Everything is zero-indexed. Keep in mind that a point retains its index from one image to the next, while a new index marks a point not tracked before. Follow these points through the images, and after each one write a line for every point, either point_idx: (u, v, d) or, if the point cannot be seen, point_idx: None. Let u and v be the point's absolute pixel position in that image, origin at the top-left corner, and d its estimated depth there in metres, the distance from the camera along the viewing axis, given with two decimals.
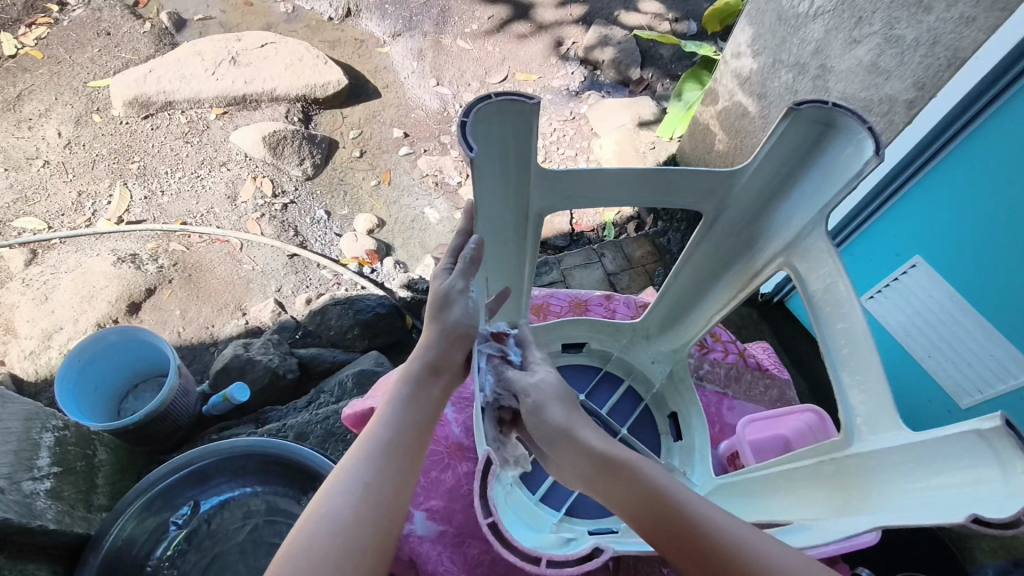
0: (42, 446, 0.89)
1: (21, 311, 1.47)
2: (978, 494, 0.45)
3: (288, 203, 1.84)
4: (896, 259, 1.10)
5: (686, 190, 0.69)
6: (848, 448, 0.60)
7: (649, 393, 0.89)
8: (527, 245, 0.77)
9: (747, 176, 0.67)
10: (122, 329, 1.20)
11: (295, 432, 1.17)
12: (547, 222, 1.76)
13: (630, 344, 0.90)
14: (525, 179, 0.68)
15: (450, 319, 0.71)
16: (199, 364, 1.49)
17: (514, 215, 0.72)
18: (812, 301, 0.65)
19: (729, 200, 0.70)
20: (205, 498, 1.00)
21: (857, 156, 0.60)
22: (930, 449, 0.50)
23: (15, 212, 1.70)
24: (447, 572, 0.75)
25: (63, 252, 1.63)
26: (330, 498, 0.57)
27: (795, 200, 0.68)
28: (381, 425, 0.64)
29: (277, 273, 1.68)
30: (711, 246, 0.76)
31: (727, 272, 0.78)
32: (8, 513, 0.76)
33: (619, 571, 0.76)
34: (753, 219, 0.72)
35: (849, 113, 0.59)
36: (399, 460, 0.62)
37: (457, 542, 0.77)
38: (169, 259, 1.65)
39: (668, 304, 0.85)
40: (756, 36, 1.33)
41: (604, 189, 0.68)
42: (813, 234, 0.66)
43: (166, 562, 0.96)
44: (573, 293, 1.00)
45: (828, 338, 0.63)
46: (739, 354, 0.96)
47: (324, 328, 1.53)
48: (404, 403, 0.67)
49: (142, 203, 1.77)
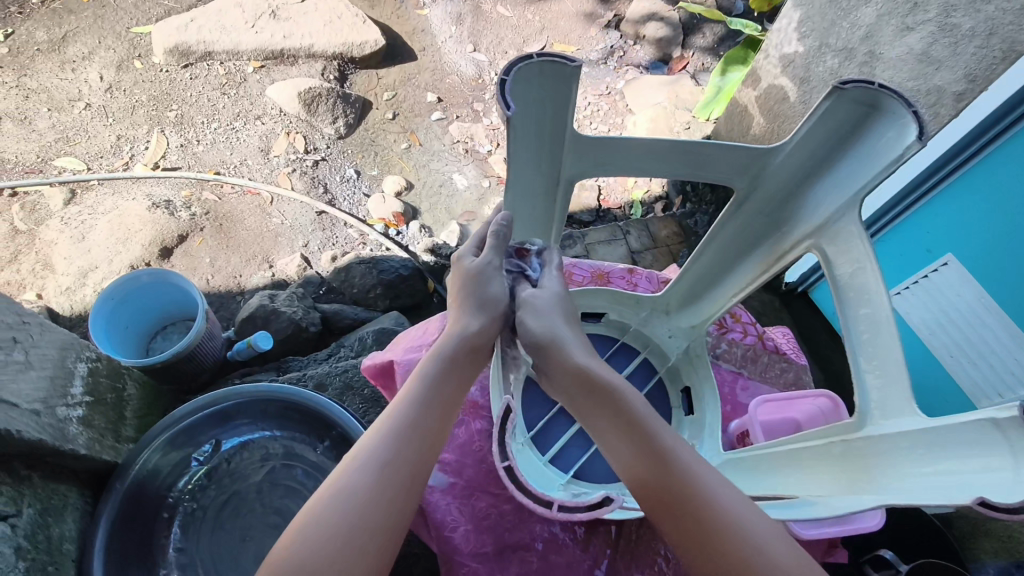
0: (76, 374, 0.92)
1: (59, 248, 1.53)
2: (987, 478, 0.46)
3: (319, 159, 1.85)
4: (926, 257, 1.09)
5: (721, 164, 0.68)
6: (859, 431, 0.60)
7: (663, 366, 0.90)
8: (555, 211, 0.77)
9: (783, 155, 0.66)
10: (154, 271, 1.24)
11: (315, 382, 1.22)
12: (574, 196, 1.77)
13: (649, 317, 0.90)
14: (558, 146, 0.68)
15: (488, 293, 0.76)
16: (226, 312, 1.53)
17: (545, 180, 0.72)
18: (837, 284, 0.65)
19: (763, 178, 0.69)
20: (227, 438, 1.05)
21: (897, 141, 0.59)
22: (944, 437, 0.50)
23: (56, 151, 1.74)
24: (454, 521, 0.77)
25: (100, 193, 1.67)
26: (343, 480, 0.58)
27: (830, 183, 0.66)
28: (403, 404, 0.64)
29: (304, 229, 1.70)
30: (740, 223, 0.75)
31: (755, 251, 0.77)
32: (43, 435, 0.80)
33: (621, 537, 0.78)
34: (786, 200, 0.71)
35: (896, 95, 0.57)
36: (414, 442, 0.62)
37: (466, 494, 0.79)
38: (202, 207, 1.68)
39: (691, 279, 0.85)
40: (804, 17, 1.29)
41: (636, 157, 0.68)
42: (845, 217, 0.65)
43: (186, 495, 1.01)
44: (596, 264, 1.00)
45: (852, 327, 0.63)
46: (758, 336, 0.96)
47: (348, 285, 1.55)
48: (430, 381, 0.67)
49: (178, 150, 1.80)
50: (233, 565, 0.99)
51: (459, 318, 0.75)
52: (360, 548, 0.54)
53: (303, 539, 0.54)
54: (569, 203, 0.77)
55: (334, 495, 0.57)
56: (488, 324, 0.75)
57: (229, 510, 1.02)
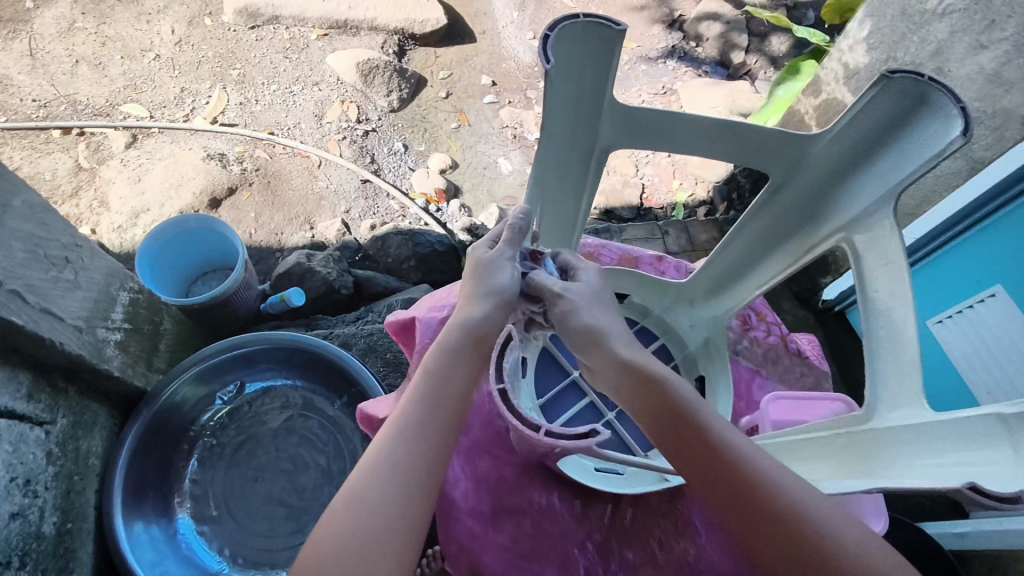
0: (118, 302, 0.96)
1: (116, 188, 1.61)
2: (987, 470, 0.44)
3: (370, 130, 1.89)
4: (973, 287, 1.06)
5: (759, 147, 0.68)
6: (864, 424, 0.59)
7: (682, 353, 0.91)
8: (586, 182, 0.78)
9: (823, 144, 0.65)
10: (201, 217, 1.29)
11: (340, 341, 1.25)
12: (616, 191, 1.76)
13: (672, 306, 0.91)
14: (596, 115, 0.69)
15: (496, 282, 0.71)
16: (264, 266, 1.58)
17: (581, 148, 0.73)
18: (863, 278, 0.64)
19: (799, 167, 0.68)
20: (250, 381, 1.09)
21: (940, 137, 0.56)
22: (949, 428, 0.49)
23: (123, 97, 1.82)
24: (456, 477, 0.78)
25: (159, 141, 1.74)
26: (360, 480, 0.57)
27: (868, 178, 0.64)
28: (415, 401, 0.62)
29: (348, 195, 1.74)
30: (772, 213, 0.74)
31: (785, 244, 0.76)
32: (81, 352, 0.84)
33: (617, 513, 0.78)
34: (821, 194, 0.69)
35: (946, 89, 0.55)
36: (429, 439, 0.60)
37: (471, 453, 0.80)
38: (253, 164, 1.73)
39: (719, 267, 0.85)
40: (874, 29, 1.25)
41: (673, 131, 0.69)
42: (880, 214, 0.63)
43: (208, 430, 1.06)
44: (625, 247, 0.99)
45: (872, 326, 0.61)
46: (781, 337, 0.94)
47: (383, 255, 1.58)
48: (443, 372, 0.65)
49: (236, 107, 1.86)
50: (244, 502, 1.03)
51: (471, 302, 0.70)
52: (379, 548, 0.53)
53: (324, 555, 0.52)
54: (602, 176, 0.77)
55: (351, 500, 0.55)
56: (497, 312, 0.70)
57: (245, 450, 1.07)
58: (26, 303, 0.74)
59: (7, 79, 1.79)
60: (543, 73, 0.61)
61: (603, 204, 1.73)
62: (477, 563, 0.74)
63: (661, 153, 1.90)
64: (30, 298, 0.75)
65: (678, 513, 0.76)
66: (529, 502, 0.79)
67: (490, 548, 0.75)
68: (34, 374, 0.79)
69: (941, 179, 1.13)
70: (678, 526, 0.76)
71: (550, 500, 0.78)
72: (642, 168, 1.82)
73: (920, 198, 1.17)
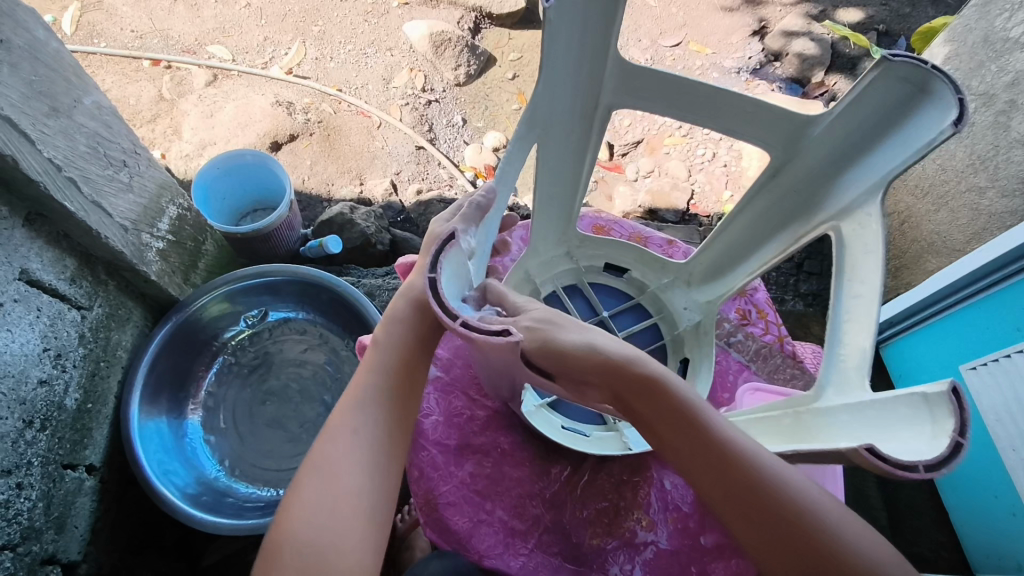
0: (166, 214, 1.04)
1: (189, 120, 1.73)
2: (906, 445, 0.50)
3: (433, 100, 1.94)
4: (1013, 336, 1.00)
5: (763, 123, 0.72)
6: (813, 403, 0.65)
7: (671, 333, 0.91)
8: (590, 142, 0.81)
9: (824, 125, 0.68)
10: (258, 154, 1.36)
11: (364, 290, 1.31)
12: (663, 192, 1.72)
13: (670, 284, 0.92)
14: (599, 69, 0.72)
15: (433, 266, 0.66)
16: (310, 213, 1.66)
17: (584, 102, 0.76)
18: (842, 262, 0.66)
19: (799, 148, 0.72)
20: (273, 310, 1.16)
21: (936, 126, 0.58)
22: (878, 408, 0.54)
23: (210, 39, 1.93)
24: (430, 409, 0.81)
25: (236, 83, 1.84)
26: (329, 453, 0.62)
27: (864, 166, 0.67)
28: (372, 368, 0.67)
29: (401, 158, 1.79)
30: (773, 197, 0.77)
31: (782, 230, 0.78)
32: (124, 250, 0.91)
33: (581, 470, 0.80)
34: (819, 180, 0.72)
35: (946, 79, 0.56)
36: (387, 404, 0.66)
37: (448, 390, 0.83)
38: (317, 116, 1.81)
39: (719, 251, 0.87)
40: (953, 55, 1.22)
41: (681, 96, 0.73)
42: (869, 202, 0.65)
43: (228, 346, 1.13)
44: (637, 227, 1.01)
45: (841, 308, 0.63)
46: (778, 337, 0.93)
47: (425, 219, 1.65)
48: (396, 341, 0.69)
49: (312, 62, 1.94)
50: (251, 421, 1.11)
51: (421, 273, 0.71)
52: (349, 508, 0.59)
53: (299, 524, 0.57)
54: (605, 136, 0.81)
55: (319, 475, 0.60)
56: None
57: (259, 374, 1.14)
58: (79, 192, 0.82)
59: (113, 9, 1.93)
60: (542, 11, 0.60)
61: (648, 202, 1.72)
62: (434, 492, 0.75)
63: (719, 152, 1.82)
64: (84, 188, 0.83)
65: (637, 486, 0.79)
66: (496, 448, 0.80)
67: (448, 479, 0.76)
68: (79, 260, 0.87)
69: (996, 218, 1.08)
70: (637, 498, 0.78)
71: (515, 447, 0.81)
72: (696, 173, 1.79)
73: (970, 234, 1.13)
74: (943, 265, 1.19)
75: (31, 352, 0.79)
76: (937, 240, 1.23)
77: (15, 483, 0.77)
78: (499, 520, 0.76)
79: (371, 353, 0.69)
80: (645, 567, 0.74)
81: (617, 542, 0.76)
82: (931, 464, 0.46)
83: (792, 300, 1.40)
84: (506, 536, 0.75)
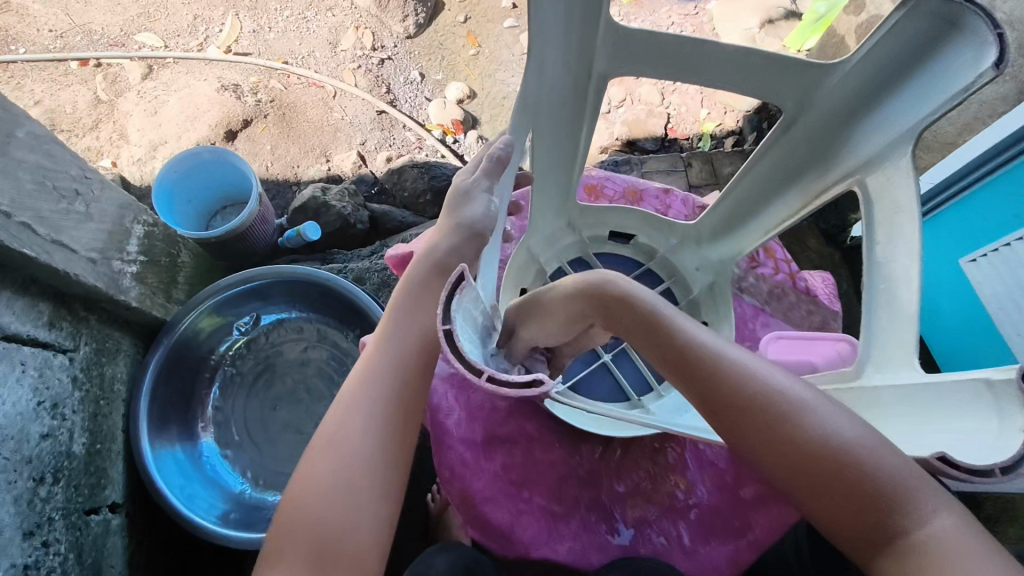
0: (133, 234, 0.98)
1: (133, 120, 1.63)
2: (973, 440, 0.49)
3: (385, 58, 1.83)
4: (1014, 223, 0.98)
5: (773, 76, 0.67)
6: (855, 379, 0.64)
7: (685, 298, 0.92)
8: (584, 113, 0.76)
9: (837, 76, 0.64)
10: (214, 149, 1.29)
11: (354, 276, 1.29)
12: (640, 121, 1.68)
13: (678, 247, 0.92)
14: (590, 32, 0.66)
15: (466, 215, 0.72)
16: (281, 200, 1.59)
17: (576, 73, 0.71)
18: (870, 220, 0.63)
19: (813, 96, 0.67)
20: (265, 314, 1.12)
21: (971, 68, 0.54)
22: (935, 392, 0.53)
23: (137, 27, 1.79)
24: (450, 408, 0.81)
25: (175, 72, 1.72)
26: (341, 429, 0.60)
27: (887, 111, 0.63)
28: (388, 340, 0.66)
29: (363, 126, 1.71)
30: (784, 150, 0.75)
31: (798, 181, 0.76)
32: (97, 282, 0.86)
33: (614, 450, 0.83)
34: (837, 126, 0.68)
35: (977, 12, 0.51)
36: (401, 378, 0.65)
37: (464, 386, 0.83)
38: (268, 95, 1.71)
39: (728, 206, 0.86)
40: None
41: (676, 50, 0.66)
42: (894, 153, 0.62)
43: (227, 358, 1.10)
44: (631, 179, 1.01)
45: (873, 271, 0.62)
46: (790, 275, 0.95)
47: (399, 189, 1.57)
48: (409, 312, 0.68)
49: (250, 36, 1.81)
50: (265, 430, 1.09)
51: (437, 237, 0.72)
52: (358, 490, 0.57)
53: (311, 492, 0.57)
54: (600, 107, 0.76)
55: (331, 453, 0.59)
56: (469, 246, 0.71)
57: (264, 379, 1.12)
58: (36, 234, 0.76)
59: (24, 9, 1.78)
60: None
61: (625, 134, 1.66)
62: (469, 490, 0.77)
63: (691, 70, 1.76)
64: (40, 229, 0.77)
65: (668, 451, 0.82)
66: (518, 437, 0.82)
67: (481, 475, 0.78)
68: (54, 303, 0.83)
69: (988, 105, 1.05)
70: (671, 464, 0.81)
71: (541, 432, 0.82)
72: (670, 96, 1.73)
73: (961, 126, 1.10)
74: (935, 159, 1.16)
75: (25, 408, 0.76)
76: (929, 135, 1.19)
77: (41, 543, 0.75)
78: (538, 508, 0.78)
79: (385, 323, 0.68)
80: (692, 529, 0.78)
81: (658, 510, 0.79)
82: (1005, 465, 0.44)
83: None
84: (547, 523, 0.78)
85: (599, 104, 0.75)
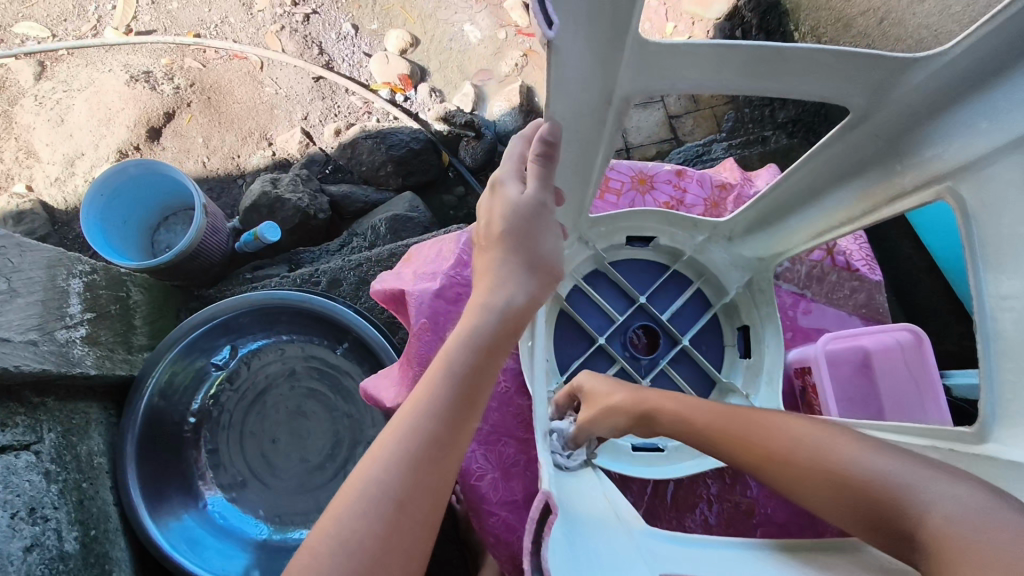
0: (71, 292, 0.85)
1: (38, 133, 1.43)
2: None
3: (310, 12, 1.59)
4: None
5: (831, 76, 0.51)
6: (978, 445, 0.49)
7: (719, 299, 0.85)
8: (604, 135, 0.60)
9: (924, 72, 0.48)
10: (140, 161, 1.13)
11: (328, 278, 1.17)
12: None
13: (705, 244, 0.83)
14: (613, 58, 0.49)
15: (539, 248, 0.59)
16: (228, 198, 1.44)
17: (593, 101, 0.55)
18: (976, 247, 0.49)
19: (885, 97, 0.52)
20: (242, 344, 1.02)
21: None
22: None
23: (14, 15, 1.53)
24: (481, 468, 0.76)
25: (72, 65, 1.49)
26: (374, 471, 0.45)
27: (997, 102, 0.46)
28: (436, 390, 0.49)
29: (302, 98, 1.52)
30: (847, 147, 0.59)
31: (858, 179, 0.61)
32: (46, 365, 0.76)
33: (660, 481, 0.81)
34: (919, 119, 0.52)
35: None
36: (448, 443, 0.47)
37: (493, 440, 0.78)
38: (186, 78, 1.50)
39: (772, 198, 0.73)
40: None
41: (702, 58, 0.50)
42: (999, 152, 0.46)
43: (210, 401, 1.02)
44: (637, 166, 0.99)
45: (984, 308, 0.49)
46: (828, 251, 0.94)
47: (356, 163, 1.43)
48: (466, 353, 0.52)
49: (149, 9, 1.56)
50: (268, 463, 1.02)
51: (497, 283, 0.57)
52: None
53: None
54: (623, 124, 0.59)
55: (369, 485, 0.44)
56: (538, 288, 0.59)
57: (255, 413, 1.03)
58: None
59: None
60: (544, 39, 0.42)
61: None
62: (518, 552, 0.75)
63: None
64: None
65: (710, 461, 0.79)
66: None
67: None
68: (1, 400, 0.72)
69: None
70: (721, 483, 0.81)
71: None
72: None
73: None
74: None
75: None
76: None
77: None
78: None
79: (437, 361, 0.51)
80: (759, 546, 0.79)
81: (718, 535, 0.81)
82: None
83: (773, 134, 1.30)
84: None
85: (622, 126, 0.59)
